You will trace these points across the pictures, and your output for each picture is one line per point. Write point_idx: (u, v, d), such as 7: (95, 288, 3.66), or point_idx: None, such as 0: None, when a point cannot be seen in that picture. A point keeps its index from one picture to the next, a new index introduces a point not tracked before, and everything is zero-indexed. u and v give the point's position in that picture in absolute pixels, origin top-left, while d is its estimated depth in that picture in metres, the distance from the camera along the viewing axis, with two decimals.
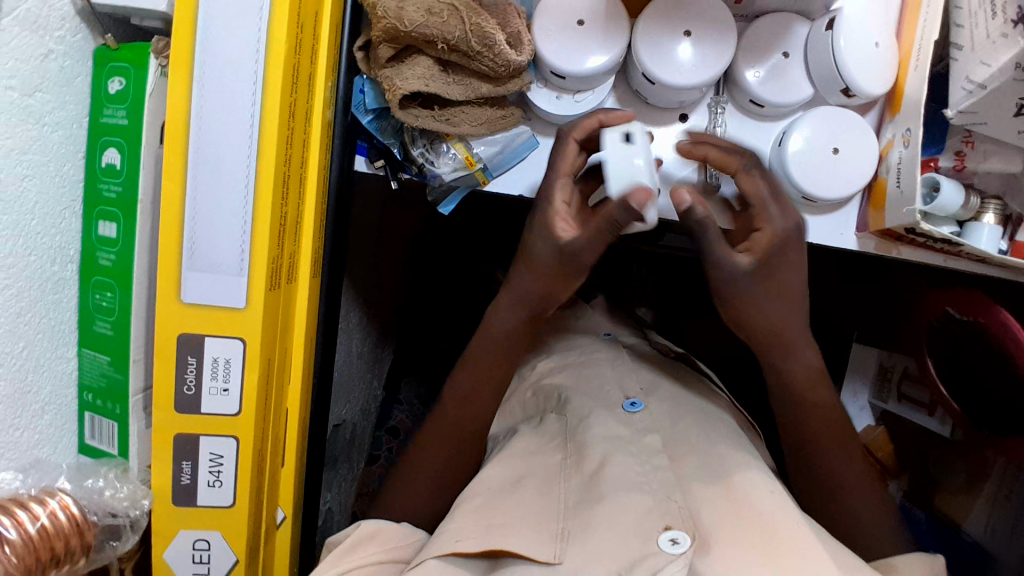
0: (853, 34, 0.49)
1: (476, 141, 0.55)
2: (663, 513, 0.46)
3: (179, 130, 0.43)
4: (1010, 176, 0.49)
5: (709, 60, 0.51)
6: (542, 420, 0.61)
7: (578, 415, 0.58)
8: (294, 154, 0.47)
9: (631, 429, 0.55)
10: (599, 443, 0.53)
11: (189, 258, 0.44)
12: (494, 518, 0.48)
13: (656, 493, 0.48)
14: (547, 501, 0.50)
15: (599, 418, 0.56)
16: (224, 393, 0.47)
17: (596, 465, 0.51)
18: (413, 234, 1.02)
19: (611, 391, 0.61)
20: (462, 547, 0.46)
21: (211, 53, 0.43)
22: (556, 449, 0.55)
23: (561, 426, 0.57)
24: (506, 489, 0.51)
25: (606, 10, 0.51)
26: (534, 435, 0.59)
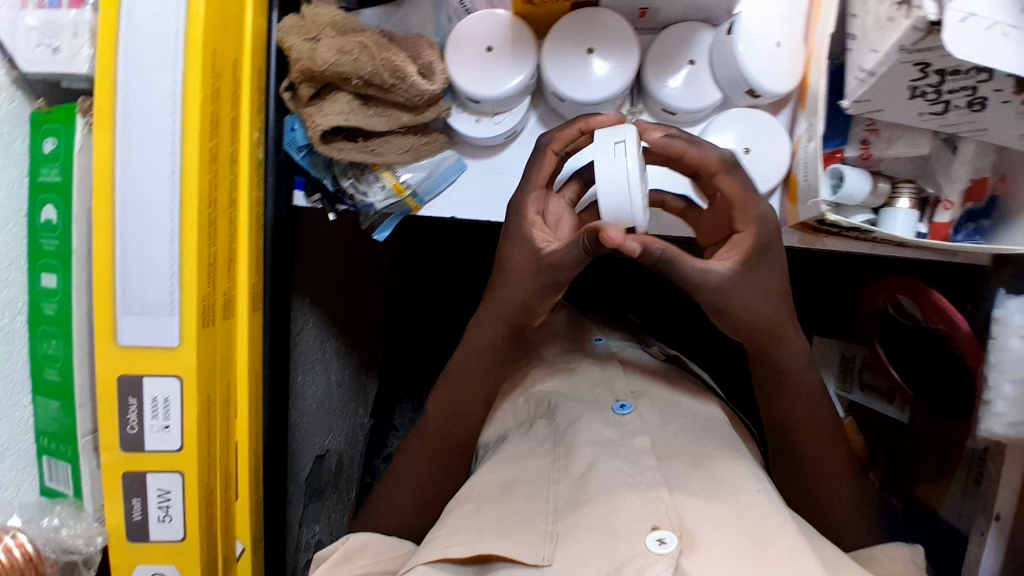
0: (753, 36, 0.50)
1: (403, 169, 0.57)
2: (649, 514, 0.46)
3: (106, 181, 0.46)
4: (921, 160, 0.50)
5: (617, 74, 0.53)
6: (530, 427, 0.60)
7: (567, 419, 0.57)
8: (220, 195, 0.49)
9: (621, 430, 0.55)
10: (585, 447, 0.53)
11: (122, 303, 0.47)
12: (485, 523, 0.49)
13: (641, 492, 0.47)
14: (537, 505, 0.50)
15: (587, 421, 0.56)
16: (166, 430, 0.49)
17: (583, 468, 0.51)
18: (388, 262, 1.04)
19: (601, 395, 0.60)
20: (451, 552, 0.48)
21: (130, 107, 0.46)
22: (545, 455, 0.55)
23: (550, 430, 0.57)
24: (497, 496, 0.52)
25: (513, 34, 0.53)
26: (523, 441, 0.59)
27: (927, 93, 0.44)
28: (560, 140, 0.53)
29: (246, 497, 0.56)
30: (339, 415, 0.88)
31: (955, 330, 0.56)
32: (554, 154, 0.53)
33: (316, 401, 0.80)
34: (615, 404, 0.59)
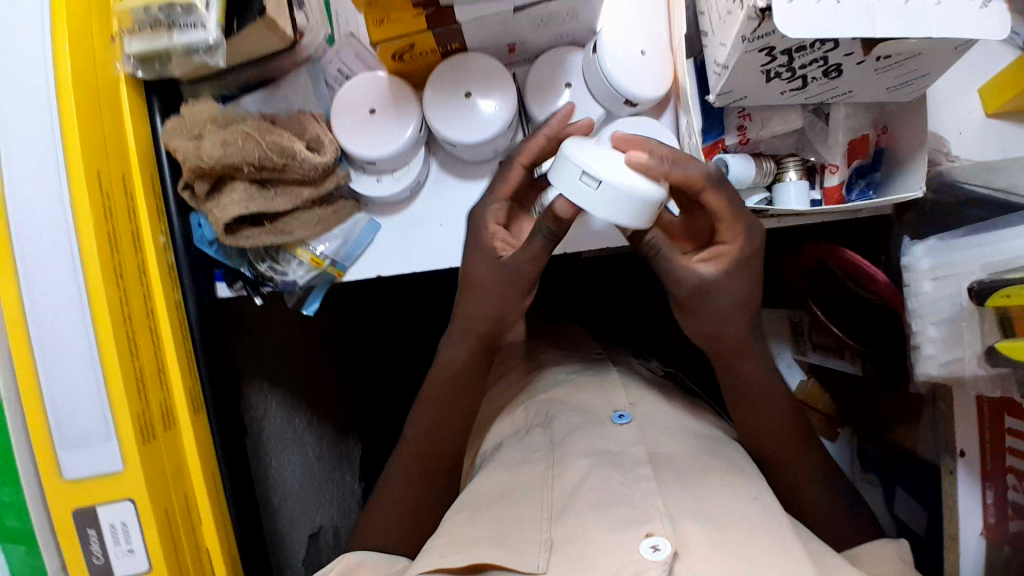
0: (618, 50, 0.52)
1: (316, 241, 0.57)
2: (645, 521, 0.45)
3: (18, 323, 0.46)
4: (799, 133, 0.51)
5: (499, 112, 0.54)
6: (527, 435, 0.59)
7: (564, 428, 0.57)
8: (134, 311, 0.49)
9: (620, 441, 0.54)
10: (580, 460, 0.52)
11: (59, 440, 0.47)
12: (481, 532, 0.49)
13: (633, 501, 0.47)
14: (532, 511, 0.50)
15: (583, 432, 0.55)
16: (131, 553, 0.49)
17: (579, 479, 0.50)
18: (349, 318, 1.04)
19: (599, 406, 0.59)
20: (447, 561, 0.47)
21: (26, 246, 0.46)
22: (540, 461, 0.55)
23: (546, 438, 0.57)
24: (496, 496, 0.52)
25: (392, 94, 0.55)
26: (517, 448, 0.58)
27: (780, 74, 0.45)
28: (527, 151, 0.54)
29: None
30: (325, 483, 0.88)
31: (875, 283, 0.58)
32: (522, 162, 0.54)
33: (295, 478, 0.80)
34: (613, 415, 0.58)
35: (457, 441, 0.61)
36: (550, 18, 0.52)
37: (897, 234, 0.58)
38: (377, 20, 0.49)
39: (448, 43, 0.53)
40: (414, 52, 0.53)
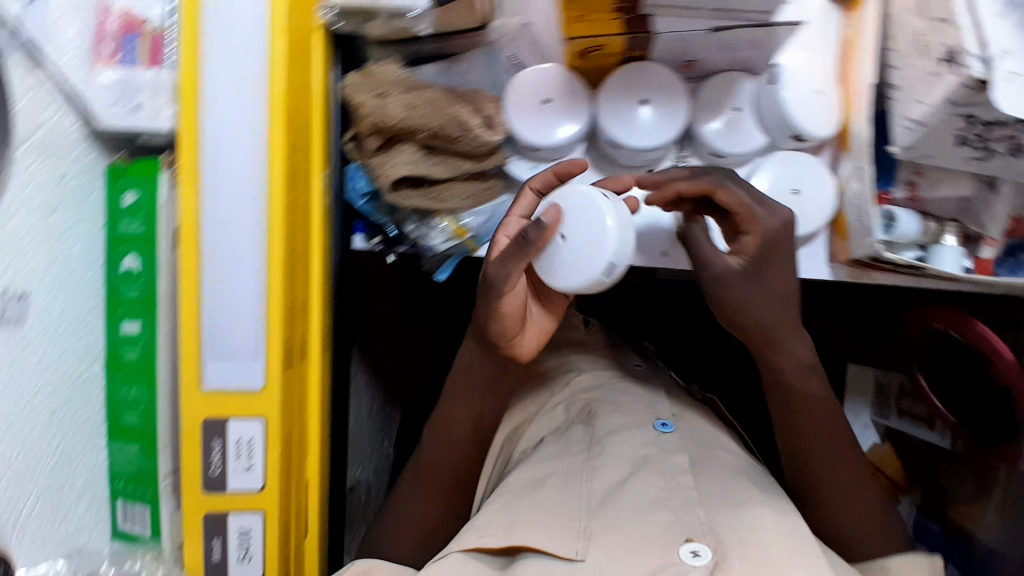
0: (798, 86, 0.54)
1: (465, 213, 0.60)
2: (683, 526, 0.47)
3: (193, 232, 0.48)
4: (964, 202, 0.54)
5: (664, 124, 0.56)
6: (568, 431, 0.61)
7: (606, 427, 0.58)
8: (298, 242, 0.52)
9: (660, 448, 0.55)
10: (615, 462, 0.54)
11: (210, 348, 0.49)
12: (520, 515, 0.50)
13: (675, 505, 0.49)
14: (569, 500, 0.52)
15: (622, 434, 0.57)
16: (248, 471, 0.51)
17: (620, 476, 0.52)
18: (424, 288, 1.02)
19: (639, 409, 0.61)
20: (485, 541, 0.49)
21: (217, 162, 0.48)
22: (578, 454, 0.56)
23: (586, 434, 0.58)
24: (529, 488, 0.53)
25: (567, 87, 0.57)
26: (557, 442, 0.59)
27: (973, 141, 0.47)
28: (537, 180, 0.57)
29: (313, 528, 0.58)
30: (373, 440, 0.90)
31: (999, 358, 0.59)
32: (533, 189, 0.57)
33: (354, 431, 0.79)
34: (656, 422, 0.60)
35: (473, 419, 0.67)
36: (743, 42, 0.53)
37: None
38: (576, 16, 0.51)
39: (635, 48, 0.54)
40: (600, 52, 0.55)
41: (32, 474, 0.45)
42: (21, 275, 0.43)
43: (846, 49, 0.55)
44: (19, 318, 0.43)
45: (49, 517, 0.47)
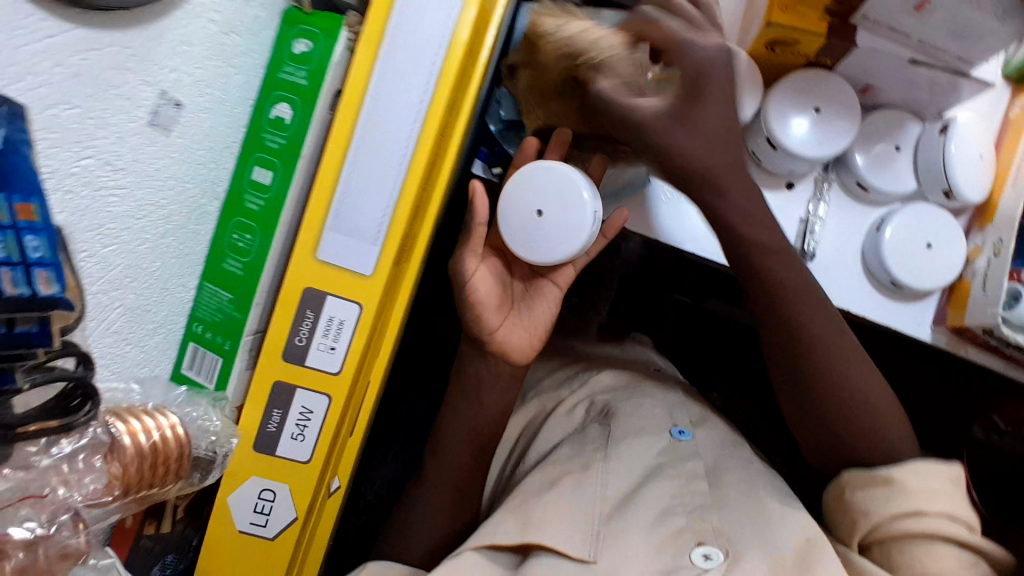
0: (965, 143, 0.54)
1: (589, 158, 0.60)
2: (696, 531, 0.48)
3: (356, 99, 0.47)
4: None
5: (825, 141, 0.55)
6: (585, 430, 0.61)
7: (624, 428, 0.59)
8: (443, 143, 0.51)
9: (675, 454, 0.56)
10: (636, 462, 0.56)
11: (334, 219, 0.48)
12: (534, 513, 0.51)
13: (689, 509, 0.50)
14: (583, 502, 0.52)
15: (645, 440, 0.57)
16: (330, 351, 0.50)
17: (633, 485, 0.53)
18: None
19: (659, 415, 0.61)
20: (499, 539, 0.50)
21: (400, 36, 0.46)
22: (596, 449, 0.57)
23: (603, 434, 0.59)
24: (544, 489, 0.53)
25: (744, 73, 0.55)
26: (576, 442, 0.60)
27: None
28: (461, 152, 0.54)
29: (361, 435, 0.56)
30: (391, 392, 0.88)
31: None
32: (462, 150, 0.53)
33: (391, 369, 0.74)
34: (672, 428, 0.59)
35: (502, 411, 0.61)
36: (923, 83, 0.54)
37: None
38: (783, 4, 0.50)
39: (824, 56, 0.54)
40: (790, 48, 0.54)
41: (130, 284, 0.43)
42: (183, 84, 0.42)
43: (1011, 125, 0.56)
44: (169, 125, 0.42)
45: (129, 334, 0.44)
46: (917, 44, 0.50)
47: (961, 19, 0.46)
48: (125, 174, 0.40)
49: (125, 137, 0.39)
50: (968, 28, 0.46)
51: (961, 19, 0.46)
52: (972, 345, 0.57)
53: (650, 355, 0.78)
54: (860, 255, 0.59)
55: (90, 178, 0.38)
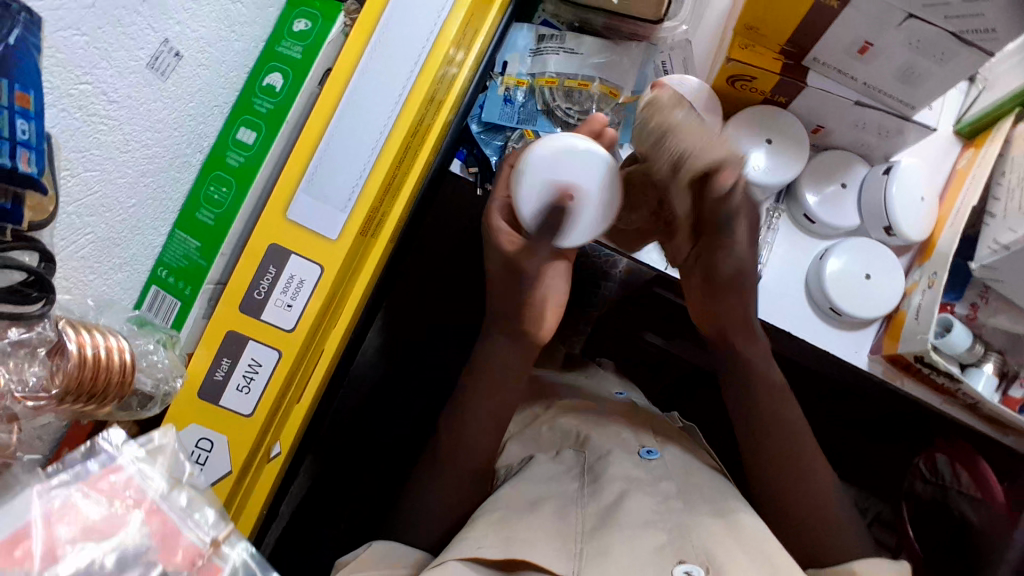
0: (905, 185, 0.59)
1: None
2: (675, 549, 0.45)
3: (343, 75, 0.51)
4: (1014, 337, 0.58)
5: (778, 170, 0.60)
6: (558, 452, 0.59)
7: (596, 453, 0.56)
8: (419, 130, 0.55)
9: (648, 473, 0.53)
10: (616, 479, 0.52)
11: (307, 183, 0.51)
12: (516, 532, 0.47)
13: (668, 527, 0.47)
14: (564, 524, 0.48)
15: (619, 458, 0.54)
16: (286, 308, 0.52)
17: (613, 498, 0.50)
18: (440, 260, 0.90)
19: (625, 437, 0.59)
20: (482, 554, 0.45)
21: (391, 24, 0.51)
22: (573, 478, 0.54)
23: (580, 459, 0.56)
24: (524, 509, 0.50)
25: (706, 99, 0.60)
26: (551, 463, 0.57)
27: None
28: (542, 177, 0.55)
29: (309, 401, 0.57)
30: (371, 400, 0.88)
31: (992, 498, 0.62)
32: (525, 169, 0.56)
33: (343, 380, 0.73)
34: (641, 449, 0.57)
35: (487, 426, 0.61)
36: (872, 125, 0.58)
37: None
38: (743, 43, 0.55)
39: (778, 94, 0.59)
40: (748, 84, 0.58)
41: (103, 214, 0.45)
42: (185, 37, 0.46)
43: (956, 177, 0.61)
44: (166, 72, 0.46)
45: (94, 263, 0.46)
46: (862, 86, 0.55)
47: (906, 63, 0.49)
48: (119, 107, 0.43)
49: (123, 72, 0.42)
50: (914, 71, 0.50)
51: (905, 63, 0.49)
52: (909, 377, 0.60)
53: (613, 381, 0.74)
54: (804, 285, 0.63)
55: (86, 103, 0.40)
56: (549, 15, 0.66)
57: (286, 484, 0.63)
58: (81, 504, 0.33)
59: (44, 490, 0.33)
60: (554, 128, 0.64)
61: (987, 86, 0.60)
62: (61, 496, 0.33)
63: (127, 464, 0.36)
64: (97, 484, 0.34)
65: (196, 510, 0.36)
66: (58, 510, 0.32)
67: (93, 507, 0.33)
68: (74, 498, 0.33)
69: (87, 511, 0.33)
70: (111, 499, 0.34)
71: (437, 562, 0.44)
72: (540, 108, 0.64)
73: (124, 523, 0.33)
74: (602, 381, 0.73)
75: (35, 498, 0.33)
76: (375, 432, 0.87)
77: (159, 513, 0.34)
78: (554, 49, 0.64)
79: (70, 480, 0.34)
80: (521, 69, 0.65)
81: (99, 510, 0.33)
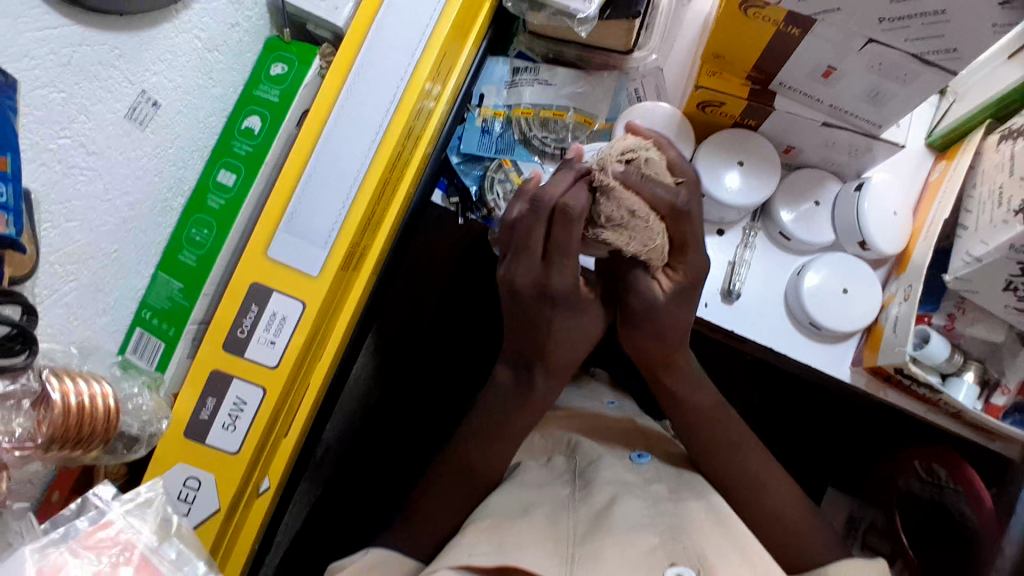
0: (876, 200, 0.60)
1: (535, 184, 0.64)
2: (667, 551, 0.45)
3: (320, 116, 0.53)
4: (993, 347, 0.58)
5: (752, 188, 0.61)
6: (550, 459, 0.59)
7: (587, 458, 0.56)
8: (397, 165, 0.56)
9: (640, 478, 0.54)
10: (608, 484, 0.52)
11: (287, 222, 0.52)
12: (507, 537, 0.46)
13: (660, 530, 0.47)
14: (556, 530, 0.48)
15: (609, 463, 0.55)
16: (270, 346, 0.52)
17: (605, 503, 0.49)
18: (429, 281, 0.90)
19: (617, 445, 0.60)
20: (474, 560, 0.44)
21: (366, 65, 0.53)
22: (564, 484, 0.54)
23: (570, 466, 0.56)
24: (516, 513, 0.50)
25: (676, 125, 0.62)
26: (542, 469, 0.57)
27: (1019, 291, 0.51)
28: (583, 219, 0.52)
29: (296, 435, 0.58)
30: (365, 428, 0.89)
31: (980, 505, 0.62)
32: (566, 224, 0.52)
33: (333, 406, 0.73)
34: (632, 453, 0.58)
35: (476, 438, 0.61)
36: (841, 143, 0.59)
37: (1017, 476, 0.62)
38: (711, 70, 0.57)
39: (748, 117, 0.60)
40: (718, 109, 0.60)
41: (86, 261, 0.46)
42: (162, 87, 0.47)
43: (928, 190, 0.62)
44: (144, 121, 0.47)
45: (79, 308, 0.47)
46: (827, 108, 0.56)
47: (872, 85, 0.50)
48: (97, 158, 0.44)
49: (101, 124, 0.43)
50: (879, 93, 0.51)
51: (869, 85, 0.50)
52: (891, 387, 0.61)
53: (606, 392, 0.74)
54: (784, 300, 0.63)
55: (65, 156, 0.41)
56: (524, 47, 0.67)
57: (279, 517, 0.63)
58: (76, 562, 0.31)
59: (36, 547, 0.30)
60: (531, 156, 0.65)
61: (957, 99, 0.62)
62: (53, 552, 0.30)
63: (117, 519, 0.33)
64: (88, 542, 0.32)
65: (188, 562, 0.33)
66: (50, 568, 0.30)
67: (84, 565, 0.31)
68: (67, 554, 0.31)
69: (75, 571, 0.30)
70: (99, 555, 0.31)
71: (428, 572, 0.44)
72: (517, 137, 0.66)
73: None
74: (596, 393, 0.72)
75: (28, 555, 0.30)
76: (369, 461, 0.88)
77: (149, 568, 0.32)
78: (529, 81, 0.65)
79: (59, 538, 0.31)
80: (497, 101, 0.66)
81: (87, 569, 0.31)
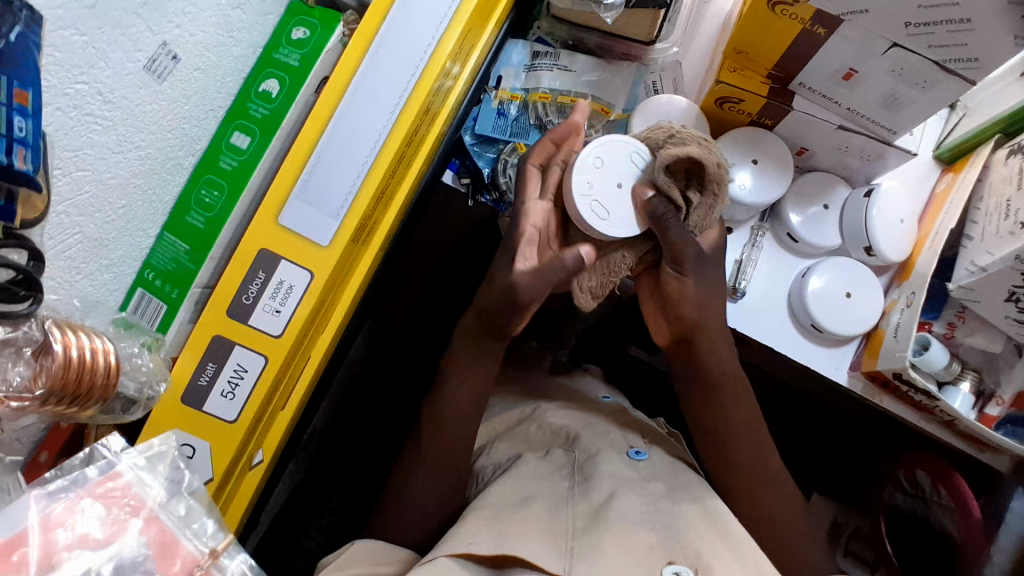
0: (886, 206, 0.60)
1: None
2: (665, 549, 0.45)
3: (340, 83, 0.51)
4: (990, 357, 0.59)
5: (764, 189, 0.61)
6: (547, 452, 0.58)
7: (586, 451, 0.56)
8: (413, 141, 0.55)
9: (637, 474, 0.54)
10: (607, 478, 0.52)
11: (300, 189, 0.51)
12: (507, 528, 0.46)
13: (658, 528, 0.47)
14: (556, 523, 0.47)
15: (607, 456, 0.55)
16: (275, 314, 0.52)
17: (603, 498, 0.49)
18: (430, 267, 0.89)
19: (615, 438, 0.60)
20: (473, 549, 0.44)
21: (390, 36, 0.52)
22: (563, 478, 0.54)
23: (569, 458, 0.56)
24: (514, 506, 0.49)
25: (694, 120, 0.61)
26: (537, 462, 0.57)
27: (1021, 302, 0.52)
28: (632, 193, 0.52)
29: (292, 410, 0.57)
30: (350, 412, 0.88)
31: (968, 514, 0.64)
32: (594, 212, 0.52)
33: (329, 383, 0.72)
34: (628, 449, 0.58)
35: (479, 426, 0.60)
36: (854, 148, 0.60)
37: (1005, 489, 0.64)
38: (732, 66, 0.57)
39: (764, 116, 0.60)
40: (736, 106, 0.60)
41: (93, 214, 0.44)
42: (183, 41, 0.46)
43: (934, 202, 0.63)
44: (163, 74, 0.45)
45: (82, 262, 0.45)
46: (845, 112, 0.56)
47: (890, 90, 0.50)
48: (114, 108, 0.42)
49: (120, 74, 0.42)
50: (897, 98, 0.51)
51: (888, 89, 0.51)
52: (887, 395, 0.62)
53: (598, 386, 0.74)
54: (787, 298, 0.64)
55: (82, 103, 0.39)
56: (544, 32, 0.67)
57: (267, 496, 0.62)
58: (83, 511, 0.30)
59: (42, 493, 0.30)
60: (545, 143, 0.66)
61: (966, 114, 0.63)
62: (60, 501, 0.30)
63: (126, 470, 0.33)
64: (95, 490, 0.31)
65: (196, 519, 0.33)
66: (57, 515, 0.30)
67: (92, 513, 0.31)
68: (75, 504, 0.31)
69: (84, 520, 0.30)
70: (108, 505, 0.31)
71: (426, 557, 0.44)
72: (532, 122, 0.66)
73: (123, 531, 0.31)
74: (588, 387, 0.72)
75: (32, 502, 0.30)
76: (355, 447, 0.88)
77: (157, 521, 0.32)
78: (547, 66, 0.65)
79: (67, 485, 0.31)
80: (515, 83, 0.66)
81: (96, 519, 0.30)
